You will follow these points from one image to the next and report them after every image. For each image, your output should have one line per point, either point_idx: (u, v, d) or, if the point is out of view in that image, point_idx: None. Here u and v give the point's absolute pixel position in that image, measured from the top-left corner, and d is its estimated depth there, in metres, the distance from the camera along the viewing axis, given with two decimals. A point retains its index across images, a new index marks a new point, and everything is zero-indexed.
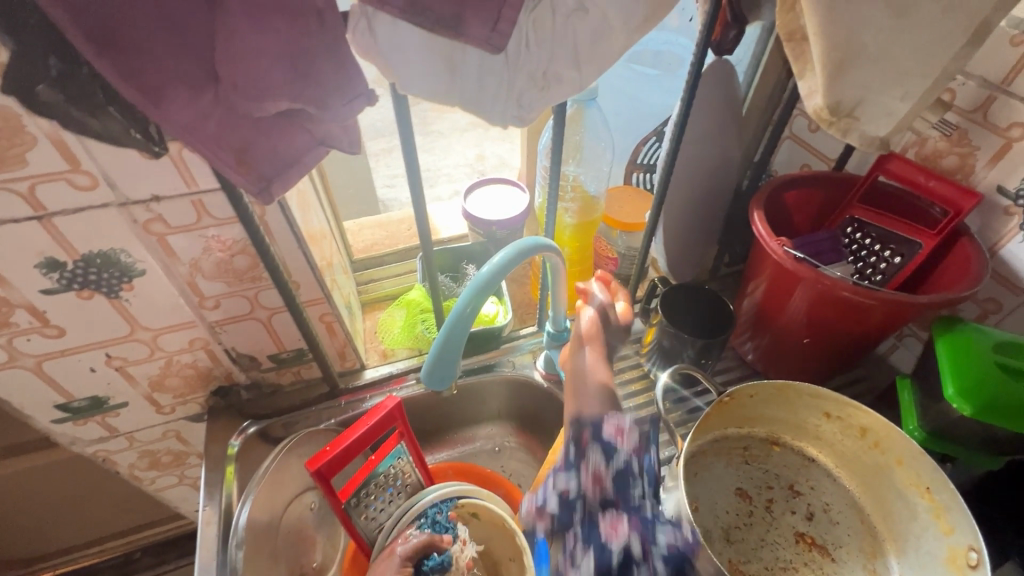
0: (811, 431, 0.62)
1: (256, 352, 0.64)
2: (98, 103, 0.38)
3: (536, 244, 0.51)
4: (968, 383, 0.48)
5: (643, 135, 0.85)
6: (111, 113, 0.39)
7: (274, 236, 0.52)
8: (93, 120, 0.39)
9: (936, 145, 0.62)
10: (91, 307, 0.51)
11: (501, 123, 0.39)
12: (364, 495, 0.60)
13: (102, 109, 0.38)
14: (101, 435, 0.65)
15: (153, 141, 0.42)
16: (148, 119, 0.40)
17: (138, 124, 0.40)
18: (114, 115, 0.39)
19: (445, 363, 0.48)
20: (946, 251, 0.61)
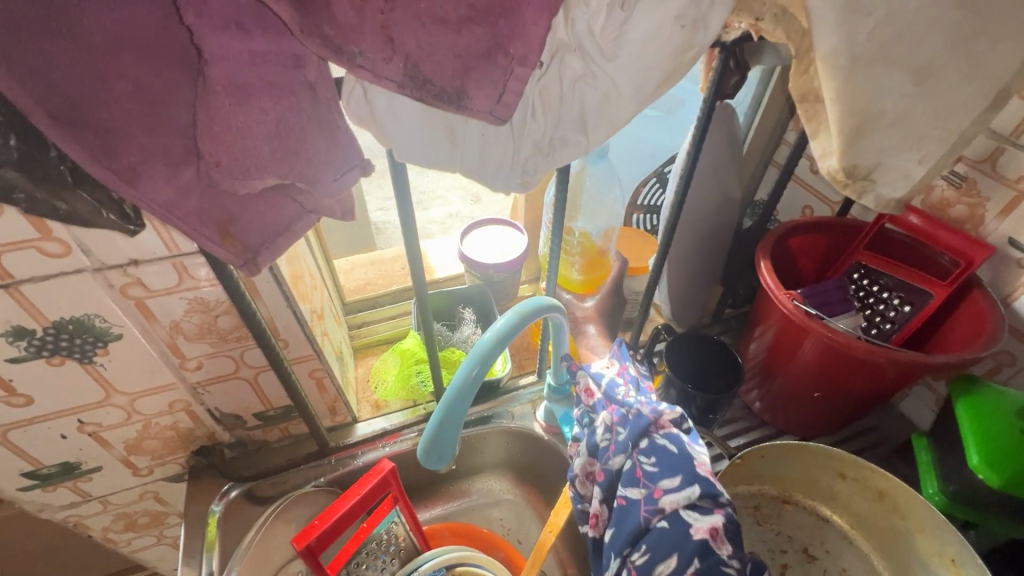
0: (825, 491, 0.59)
1: (241, 411, 0.60)
2: None
3: (540, 304, 0.49)
4: (994, 452, 0.46)
5: (642, 177, 0.82)
6: (80, 195, 0.35)
7: (262, 296, 0.49)
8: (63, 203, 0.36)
9: (943, 194, 0.61)
10: (63, 374, 0.48)
11: (504, 190, 0.37)
12: (355, 565, 0.57)
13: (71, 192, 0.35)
14: (72, 500, 0.61)
15: (129, 219, 0.39)
16: (125, 200, 0.37)
17: (114, 206, 0.37)
18: (84, 198, 0.36)
19: (445, 434, 0.45)
20: (957, 302, 0.59)
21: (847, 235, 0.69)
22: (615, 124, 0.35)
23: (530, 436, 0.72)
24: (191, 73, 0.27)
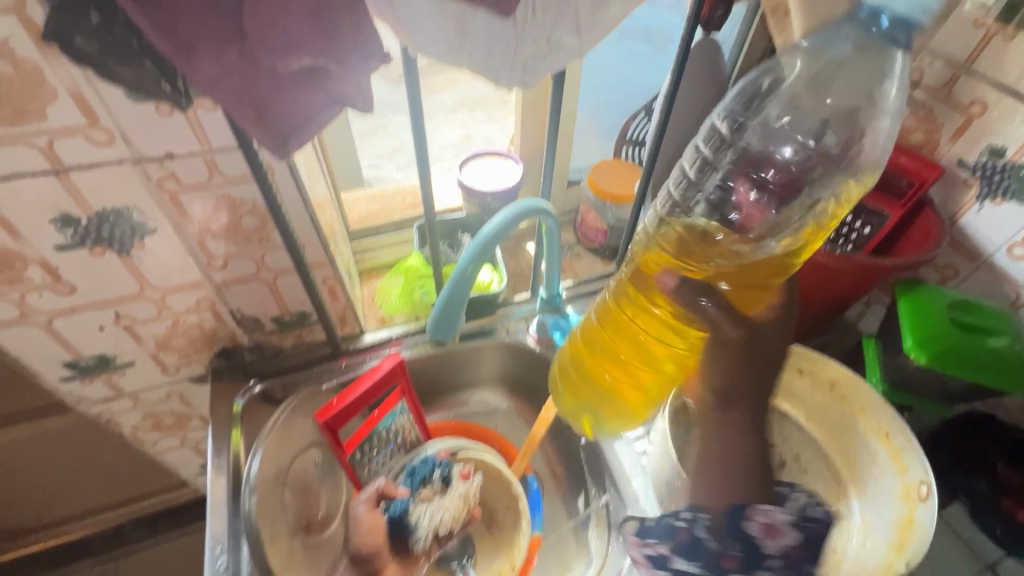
0: (785, 388, 0.66)
1: (260, 314, 0.66)
2: (134, 54, 0.40)
3: (534, 206, 0.54)
4: (928, 335, 0.53)
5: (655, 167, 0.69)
6: (146, 64, 0.40)
7: (283, 197, 0.54)
8: (125, 68, 0.40)
9: (905, 122, 0.67)
10: (103, 264, 0.52)
11: (507, 87, 0.42)
12: (367, 449, 0.64)
13: (138, 60, 0.40)
14: (106, 394, 0.67)
15: (180, 96, 0.43)
16: (177, 71, 0.42)
17: (168, 76, 0.41)
18: (149, 67, 0.40)
19: (449, 314, 0.53)
20: (911, 220, 0.65)
21: None
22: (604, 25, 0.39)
23: (523, 350, 0.79)
24: None
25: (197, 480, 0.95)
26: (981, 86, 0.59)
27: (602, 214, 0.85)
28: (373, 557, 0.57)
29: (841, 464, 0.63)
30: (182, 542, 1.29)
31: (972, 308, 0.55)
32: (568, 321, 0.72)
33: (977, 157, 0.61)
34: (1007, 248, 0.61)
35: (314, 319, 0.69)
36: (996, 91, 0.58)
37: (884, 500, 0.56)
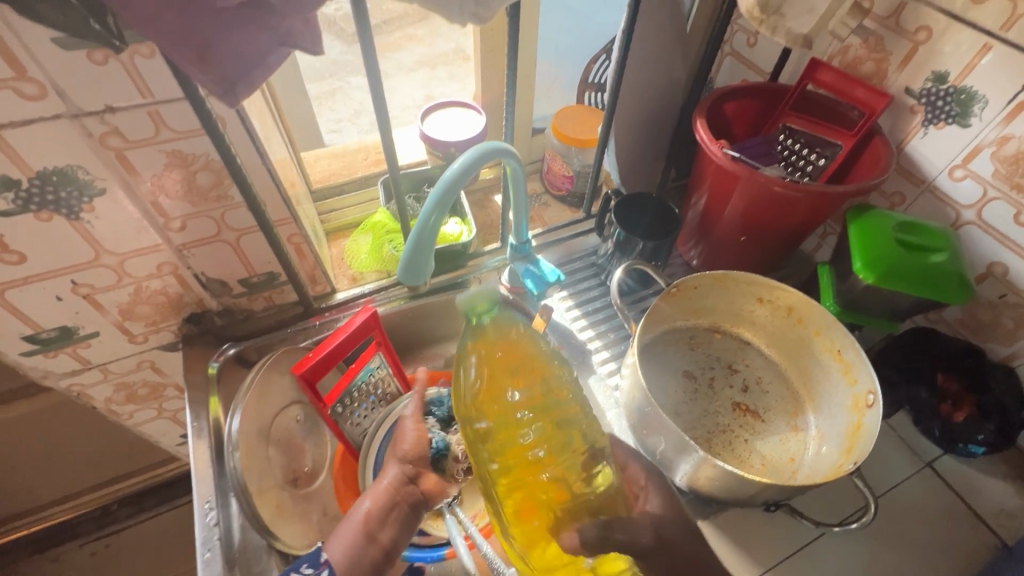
0: (748, 317, 0.70)
1: (226, 277, 0.65)
2: None
3: (496, 149, 0.54)
4: (872, 256, 0.56)
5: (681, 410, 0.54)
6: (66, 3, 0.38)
7: (238, 149, 0.52)
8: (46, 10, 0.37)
9: (856, 53, 0.68)
10: (51, 229, 0.50)
11: (461, 22, 0.42)
12: (348, 402, 0.64)
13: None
14: (73, 368, 0.65)
15: (112, 35, 0.40)
16: (106, 8, 0.39)
17: (96, 12, 0.39)
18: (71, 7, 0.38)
19: (418, 261, 0.55)
20: (863, 149, 0.68)
21: (773, 100, 0.76)
22: None
23: None
24: None
25: (179, 450, 0.95)
26: (926, 13, 0.60)
27: (568, 160, 0.85)
28: (417, 465, 0.58)
29: (797, 383, 0.68)
30: (171, 516, 1.30)
31: (918, 229, 0.59)
32: (537, 266, 0.73)
33: (922, 83, 0.63)
34: (947, 170, 0.64)
35: (283, 280, 0.68)
36: (940, 16, 0.59)
37: (837, 411, 0.61)
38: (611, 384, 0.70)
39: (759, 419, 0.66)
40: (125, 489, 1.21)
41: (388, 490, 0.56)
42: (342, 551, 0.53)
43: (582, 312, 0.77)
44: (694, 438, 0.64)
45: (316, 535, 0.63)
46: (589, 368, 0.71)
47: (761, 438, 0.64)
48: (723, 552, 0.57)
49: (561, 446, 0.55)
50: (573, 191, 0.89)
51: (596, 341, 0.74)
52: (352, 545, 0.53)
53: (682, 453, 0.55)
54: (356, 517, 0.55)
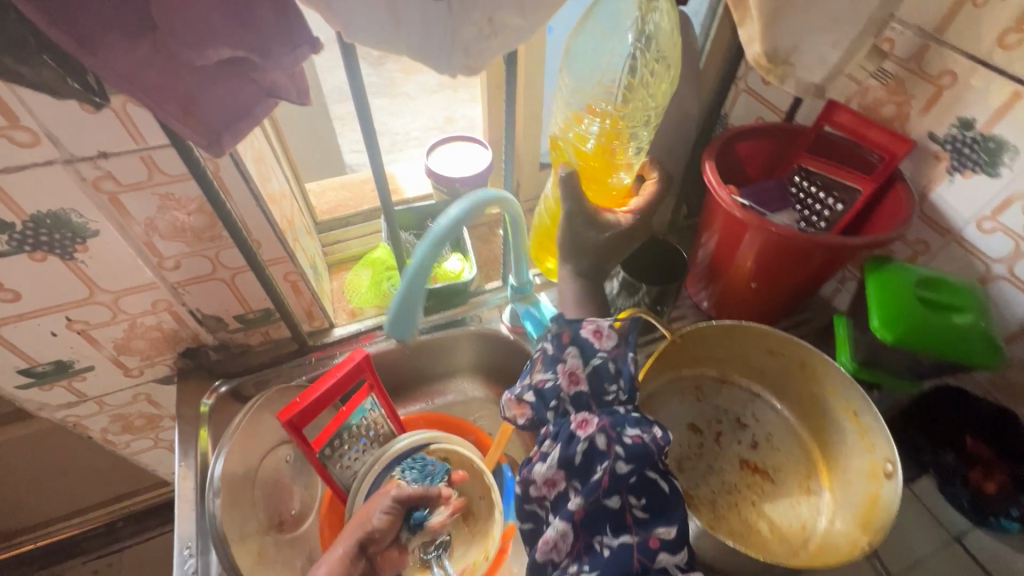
0: (758, 368, 0.67)
1: (222, 313, 0.64)
2: (36, 45, 0.37)
3: (494, 196, 0.53)
4: (890, 314, 0.53)
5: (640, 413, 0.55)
6: (53, 56, 0.38)
7: (231, 192, 0.52)
8: (31, 63, 0.37)
9: (876, 95, 0.64)
10: (45, 269, 0.50)
11: (449, 73, 0.40)
12: (338, 445, 0.62)
13: (44, 51, 0.37)
14: (69, 400, 0.65)
15: (91, 91, 0.41)
16: (86, 68, 0.39)
17: (76, 72, 0.39)
18: (53, 59, 0.38)
19: (410, 304, 0.53)
20: (883, 197, 0.65)
21: (788, 140, 0.73)
22: None
23: (496, 338, 0.78)
24: None
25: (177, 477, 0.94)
26: (950, 56, 0.57)
27: None
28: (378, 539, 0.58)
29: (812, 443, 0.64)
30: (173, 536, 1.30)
31: (939, 286, 0.55)
32: (537, 309, 0.71)
33: (946, 129, 0.59)
34: (975, 222, 0.60)
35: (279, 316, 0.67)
36: (965, 60, 0.56)
37: (852, 478, 0.57)
38: None
39: (768, 479, 0.62)
40: (129, 508, 1.22)
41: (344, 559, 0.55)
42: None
43: None
44: (697, 497, 0.60)
45: None
46: None
47: (770, 501, 0.60)
48: None
49: (642, 82, 0.68)
50: None
51: None
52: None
53: None
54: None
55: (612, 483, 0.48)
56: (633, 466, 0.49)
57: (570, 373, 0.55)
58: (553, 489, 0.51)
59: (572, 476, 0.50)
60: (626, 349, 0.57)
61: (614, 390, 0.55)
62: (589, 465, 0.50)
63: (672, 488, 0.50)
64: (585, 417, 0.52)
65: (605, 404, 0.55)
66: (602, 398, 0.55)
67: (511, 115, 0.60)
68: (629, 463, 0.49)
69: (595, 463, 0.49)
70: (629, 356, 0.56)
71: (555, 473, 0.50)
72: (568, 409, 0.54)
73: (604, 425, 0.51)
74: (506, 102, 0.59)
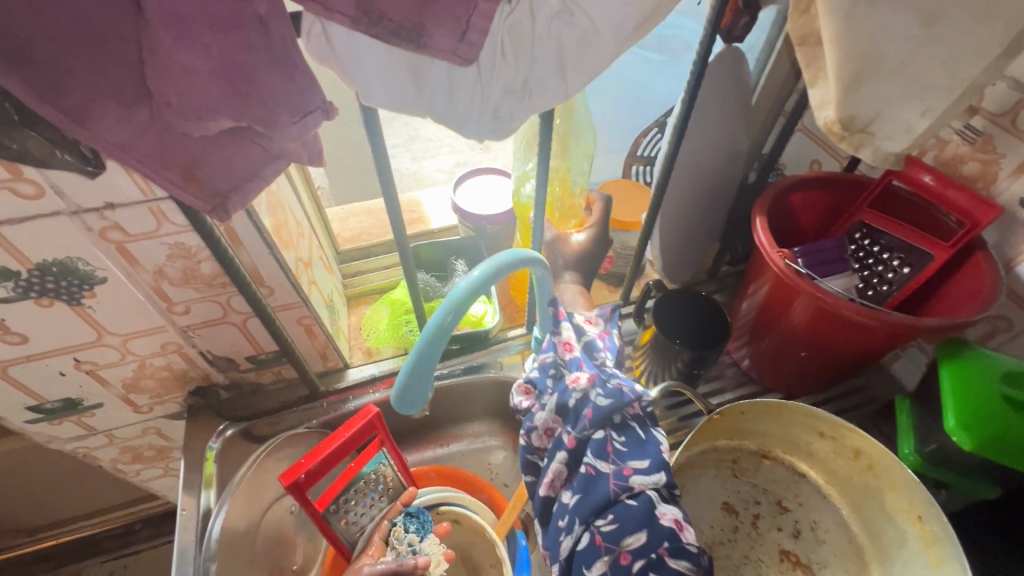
0: (804, 448, 0.60)
1: (234, 355, 0.62)
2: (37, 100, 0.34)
3: (518, 257, 0.48)
4: (972, 415, 0.46)
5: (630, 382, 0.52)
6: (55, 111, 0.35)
7: (243, 241, 0.49)
8: (32, 118, 0.35)
9: (957, 150, 0.57)
10: (51, 314, 0.49)
11: (477, 137, 0.36)
12: (344, 501, 0.59)
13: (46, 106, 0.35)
14: (78, 433, 0.64)
15: (85, 163, 0.39)
16: (75, 143, 0.37)
17: (64, 148, 0.37)
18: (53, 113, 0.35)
19: (420, 375, 0.46)
20: (959, 264, 0.57)
21: (849, 192, 0.66)
22: (591, 72, 0.34)
23: (517, 387, 0.73)
24: (137, 9, 0.27)
25: None
26: None
27: None
28: None
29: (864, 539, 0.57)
30: None
31: None
32: None
33: None
34: None
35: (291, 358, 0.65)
36: None
37: None
38: None
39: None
40: (145, 515, 1.23)
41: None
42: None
43: None
44: None
45: None
46: None
47: None
48: None
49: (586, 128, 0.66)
50: (611, 271, 0.82)
51: None
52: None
53: None
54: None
55: (597, 417, 0.46)
56: (612, 401, 0.47)
57: (566, 343, 0.52)
58: (549, 428, 0.48)
59: (564, 416, 0.48)
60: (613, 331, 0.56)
61: (603, 355, 0.51)
62: (579, 410, 0.47)
63: (652, 430, 0.48)
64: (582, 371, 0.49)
65: (596, 364, 0.50)
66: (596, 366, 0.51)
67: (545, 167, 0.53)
68: (609, 399, 0.47)
69: (582, 407, 0.47)
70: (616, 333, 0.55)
71: (552, 418, 0.48)
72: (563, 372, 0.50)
73: (592, 377, 0.48)
74: (540, 154, 0.52)
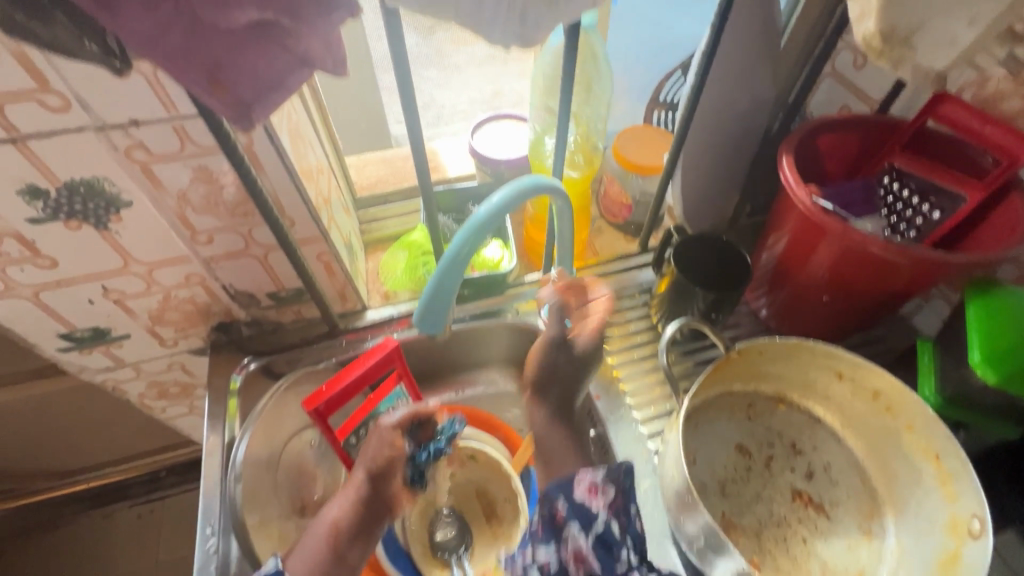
0: (821, 391, 0.60)
1: (255, 290, 0.63)
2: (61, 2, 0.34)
3: (539, 184, 0.48)
4: (997, 351, 0.45)
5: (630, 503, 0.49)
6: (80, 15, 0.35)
7: (264, 167, 0.49)
8: (57, 21, 0.35)
9: (998, 86, 0.55)
10: (80, 237, 0.49)
11: (502, 43, 0.35)
12: (364, 435, 0.61)
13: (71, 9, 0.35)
14: (107, 365, 0.66)
15: (113, 56, 0.38)
16: (106, 30, 0.37)
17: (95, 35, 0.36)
18: (77, 17, 0.35)
19: (441, 299, 0.49)
20: (992, 206, 0.56)
21: (879, 136, 0.64)
22: None
23: (533, 333, 0.74)
24: None
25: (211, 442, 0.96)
26: None
27: (627, 185, 0.77)
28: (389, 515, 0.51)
29: (877, 480, 0.57)
30: None
31: None
32: None
33: None
34: None
35: (311, 296, 0.66)
36: None
37: (924, 528, 0.51)
38: (649, 448, 0.63)
39: (823, 514, 0.56)
40: (171, 462, 1.27)
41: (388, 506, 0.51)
42: (308, 555, 0.47)
43: (619, 361, 0.69)
44: (740, 527, 0.55)
45: None
46: (629, 422, 0.64)
47: (824, 540, 0.55)
48: None
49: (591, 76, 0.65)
50: (630, 220, 0.81)
51: (642, 409, 0.65)
52: (321, 550, 0.47)
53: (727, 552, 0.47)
54: (329, 518, 0.49)
55: None
56: None
57: (579, 551, 0.46)
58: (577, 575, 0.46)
59: (600, 548, 0.46)
60: (628, 498, 0.49)
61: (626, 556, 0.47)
62: (610, 536, 0.47)
63: None
64: (594, 481, 0.49)
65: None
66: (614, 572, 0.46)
67: (567, 104, 0.54)
68: None
69: None
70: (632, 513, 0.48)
71: None
72: None
73: None
74: (562, 92, 0.54)
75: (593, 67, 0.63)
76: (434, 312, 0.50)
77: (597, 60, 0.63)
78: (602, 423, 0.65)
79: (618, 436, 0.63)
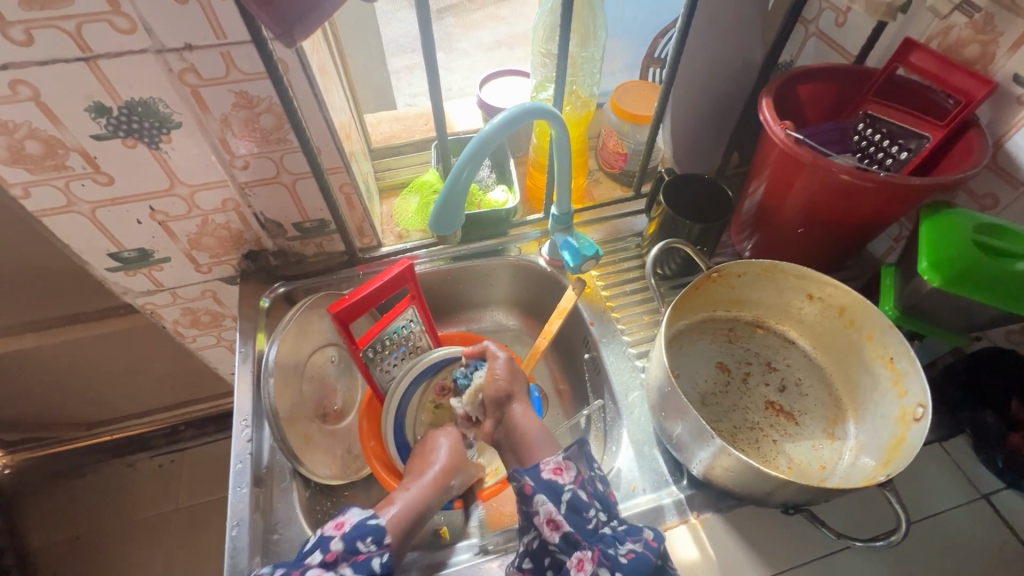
0: (795, 315, 0.66)
1: (283, 219, 0.69)
2: None
3: (538, 110, 0.55)
4: (942, 257, 0.51)
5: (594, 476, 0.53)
6: None
7: (299, 97, 0.56)
8: None
9: (960, 35, 0.60)
10: (134, 155, 0.56)
11: None
12: (379, 350, 0.67)
13: None
14: (148, 287, 0.73)
15: None
16: None
17: None
18: None
19: (451, 209, 0.55)
20: (953, 144, 0.61)
21: (855, 84, 0.69)
22: None
23: (534, 270, 0.80)
24: None
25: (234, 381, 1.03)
26: None
27: (625, 137, 0.83)
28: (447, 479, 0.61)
29: (842, 391, 0.63)
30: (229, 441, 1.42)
31: (1004, 232, 0.52)
32: (577, 241, 0.72)
33: None
34: None
35: (333, 227, 0.72)
36: None
37: (880, 424, 0.57)
38: (637, 365, 0.69)
39: (792, 421, 0.62)
40: (193, 411, 1.34)
41: (436, 485, 0.60)
42: (398, 515, 0.55)
43: (611, 293, 0.75)
44: (719, 430, 0.61)
45: (339, 468, 0.67)
46: (620, 344, 0.71)
47: (792, 441, 0.61)
48: (729, 546, 0.55)
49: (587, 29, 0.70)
50: (626, 171, 0.87)
51: (630, 336, 0.71)
52: (410, 513, 0.57)
53: (700, 440, 0.53)
54: (422, 486, 0.58)
55: None
56: None
57: (550, 517, 0.49)
58: (551, 536, 0.49)
59: (572, 513, 0.50)
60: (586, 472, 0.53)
61: (593, 514, 0.50)
62: (579, 502, 0.51)
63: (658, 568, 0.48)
64: (558, 461, 0.53)
65: (592, 533, 0.49)
66: (587, 528, 0.49)
67: (565, 49, 0.61)
68: None
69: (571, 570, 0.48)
70: (594, 481, 0.53)
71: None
72: (546, 548, 0.48)
73: (597, 557, 0.47)
74: (560, 34, 0.60)
75: (590, 16, 0.69)
76: (444, 217, 0.56)
77: (594, 12, 0.68)
78: (595, 345, 0.71)
79: (610, 357, 0.69)
